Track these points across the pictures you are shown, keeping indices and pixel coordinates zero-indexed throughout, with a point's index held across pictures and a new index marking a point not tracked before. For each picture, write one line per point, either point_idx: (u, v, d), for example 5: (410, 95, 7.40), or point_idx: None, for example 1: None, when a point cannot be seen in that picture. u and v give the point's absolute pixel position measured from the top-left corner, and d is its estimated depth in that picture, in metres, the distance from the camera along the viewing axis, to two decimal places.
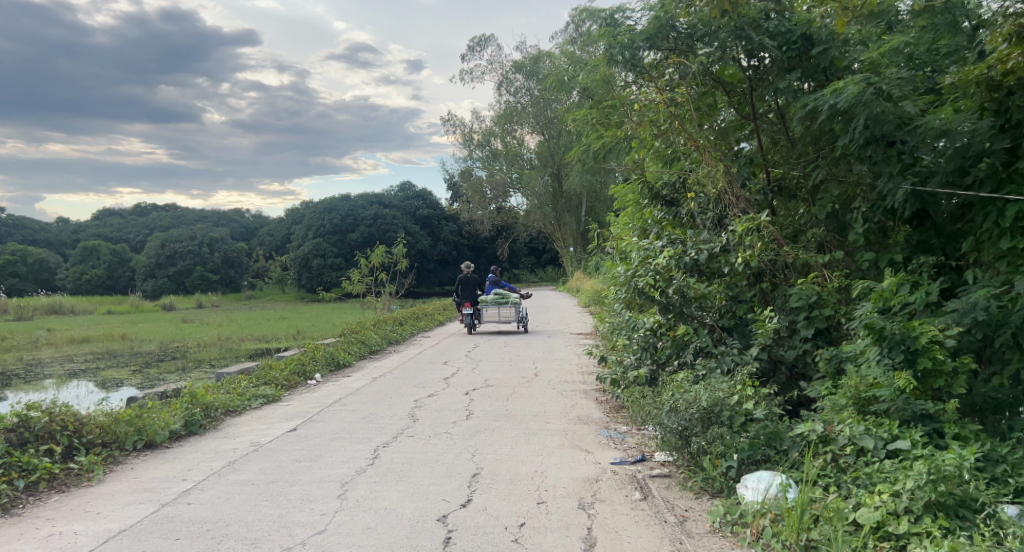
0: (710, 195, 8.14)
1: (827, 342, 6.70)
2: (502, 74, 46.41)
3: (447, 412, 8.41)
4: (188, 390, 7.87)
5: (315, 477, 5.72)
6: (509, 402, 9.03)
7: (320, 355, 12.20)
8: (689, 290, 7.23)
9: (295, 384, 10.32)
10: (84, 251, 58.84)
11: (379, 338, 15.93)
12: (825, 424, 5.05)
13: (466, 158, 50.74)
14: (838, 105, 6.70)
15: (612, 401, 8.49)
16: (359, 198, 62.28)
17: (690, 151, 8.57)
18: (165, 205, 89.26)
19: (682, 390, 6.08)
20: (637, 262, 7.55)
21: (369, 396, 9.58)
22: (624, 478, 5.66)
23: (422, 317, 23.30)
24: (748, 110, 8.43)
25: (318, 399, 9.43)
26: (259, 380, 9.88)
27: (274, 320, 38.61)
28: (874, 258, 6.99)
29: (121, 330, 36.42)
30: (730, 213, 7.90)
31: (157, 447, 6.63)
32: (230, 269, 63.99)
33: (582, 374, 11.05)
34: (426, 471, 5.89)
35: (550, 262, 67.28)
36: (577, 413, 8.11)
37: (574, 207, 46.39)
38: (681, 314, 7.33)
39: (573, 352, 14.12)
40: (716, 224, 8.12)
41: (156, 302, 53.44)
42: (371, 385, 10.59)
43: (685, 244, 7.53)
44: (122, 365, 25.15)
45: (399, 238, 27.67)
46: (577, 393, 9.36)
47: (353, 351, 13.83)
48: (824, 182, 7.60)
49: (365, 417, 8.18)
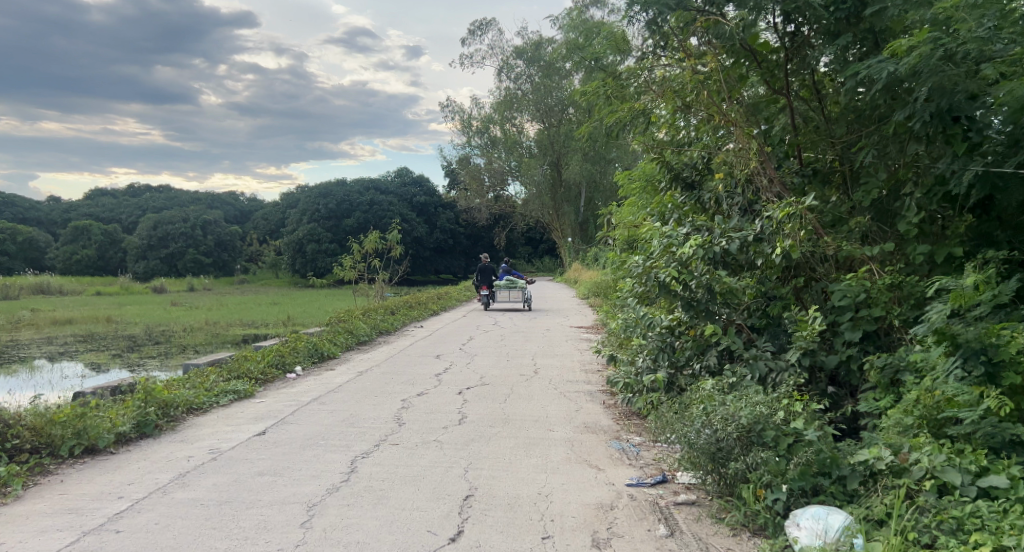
0: (741, 178, 7.17)
1: (876, 348, 5.83)
2: (502, 59, 45.21)
3: (436, 415, 7.52)
4: (144, 385, 6.96)
5: (276, 498, 4.81)
6: (507, 404, 8.15)
7: (301, 346, 11.32)
8: (716, 285, 6.29)
9: (271, 378, 9.47)
10: (75, 230, 57.65)
11: (368, 327, 15.04)
12: (893, 451, 4.18)
13: (464, 144, 49.61)
14: (899, 73, 5.71)
15: (622, 406, 7.64)
16: (355, 183, 61.24)
17: (718, 128, 7.69)
18: (158, 187, 88.09)
19: (712, 401, 5.17)
20: (660, 254, 6.63)
21: (352, 394, 8.66)
22: (644, 505, 4.80)
23: (415, 305, 22.42)
24: (781, 83, 7.44)
25: (294, 396, 8.54)
26: (231, 373, 9.01)
27: (266, 305, 37.65)
28: (929, 251, 6.05)
29: (109, 313, 35.38)
30: (764, 198, 6.92)
31: (99, 453, 5.75)
32: (224, 252, 62.88)
33: (586, 372, 10.20)
34: (411, 492, 4.99)
35: (547, 253, 66.29)
36: (582, 419, 7.26)
37: (573, 196, 45.52)
38: (706, 311, 6.42)
39: (574, 347, 13.27)
40: (744, 210, 7.17)
41: (147, 284, 52.41)
42: (355, 381, 9.70)
43: (713, 231, 6.59)
44: (104, 349, 24.17)
45: (393, 224, 26.74)
46: (581, 395, 8.50)
47: (339, 341, 12.96)
48: (870, 165, 6.69)
49: (345, 419, 7.28)
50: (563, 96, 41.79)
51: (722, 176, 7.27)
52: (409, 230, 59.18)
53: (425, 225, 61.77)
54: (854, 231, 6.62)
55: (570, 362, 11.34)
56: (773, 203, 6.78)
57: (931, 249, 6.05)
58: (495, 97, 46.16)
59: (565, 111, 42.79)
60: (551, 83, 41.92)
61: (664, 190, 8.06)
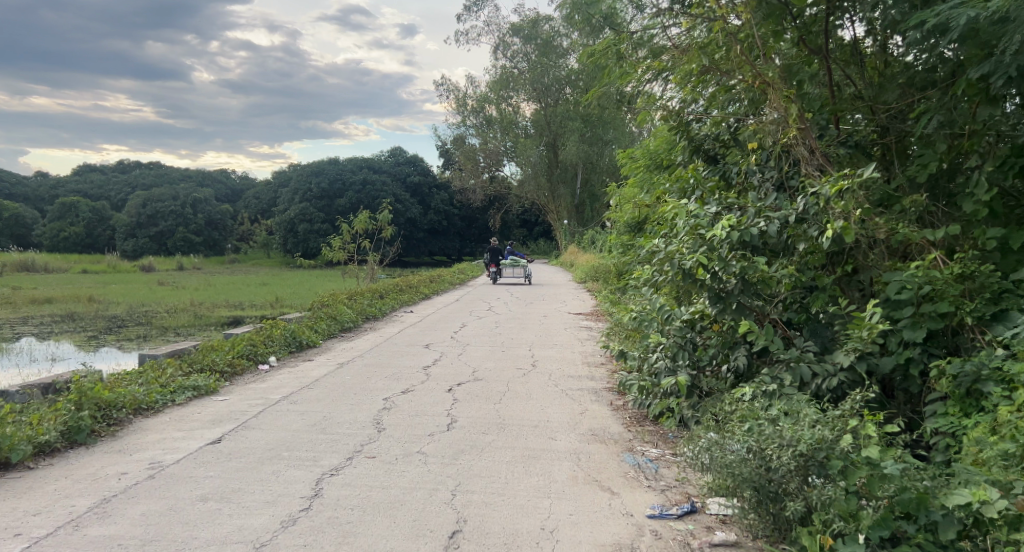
0: (775, 151, 6.08)
1: (940, 350, 4.88)
2: (499, 36, 43.74)
3: (421, 419, 6.59)
4: (80, 383, 6.00)
5: (215, 537, 3.87)
6: (502, 404, 7.23)
7: (277, 334, 10.38)
8: (751, 273, 5.29)
9: (240, 371, 8.55)
10: (61, 207, 56.29)
11: (353, 312, 14.05)
12: (1003, 494, 3.25)
13: (459, 124, 48.20)
14: (982, 19, 4.76)
15: (634, 411, 6.75)
16: (347, 162, 59.89)
17: (750, 93, 6.66)
18: (147, 164, 86.47)
19: (755, 418, 4.23)
20: (683, 238, 5.55)
21: (328, 391, 7.71)
22: (673, 548, 3.88)
23: (406, 288, 21.40)
24: (819, 41, 6.43)
25: (262, 393, 7.59)
26: (193, 367, 8.06)
27: (255, 286, 36.52)
28: (1004, 236, 5.10)
29: (92, 292, 34.08)
30: (804, 172, 5.82)
31: (12, 469, 4.80)
32: (214, 231, 61.42)
33: (590, 367, 9.31)
34: (384, 527, 4.06)
35: (543, 236, 65.09)
36: (589, 426, 6.37)
37: (569, 178, 44.32)
38: (737, 305, 5.45)
39: (574, 337, 12.36)
40: (776, 188, 6.13)
41: (135, 262, 51.17)
42: (334, 375, 8.74)
43: (745, 210, 5.60)
44: (82, 331, 23.06)
45: (384, 203, 25.59)
46: (587, 396, 7.60)
47: (321, 328, 12.00)
48: (929, 135, 5.69)
49: (316, 423, 6.34)
50: (561, 74, 40.49)
51: (757, 145, 6.18)
52: (402, 211, 57.93)
53: (419, 206, 60.54)
54: (909, 211, 5.54)
55: (570, 354, 10.42)
56: (814, 179, 5.73)
57: (1006, 233, 5.11)
58: (491, 76, 44.77)
59: (563, 90, 41.66)
60: (548, 61, 40.65)
61: (686, 165, 7.08)
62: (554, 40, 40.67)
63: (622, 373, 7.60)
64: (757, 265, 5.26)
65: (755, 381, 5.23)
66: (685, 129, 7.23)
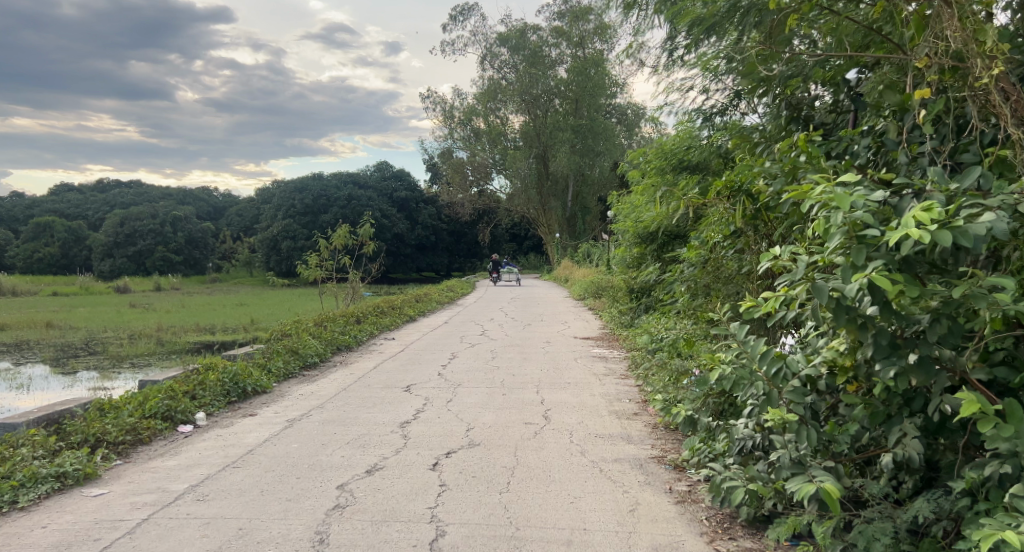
0: (934, 110, 3.83)
1: None
2: (485, 46, 41.89)
3: (393, 530, 4.29)
4: None
5: None
6: (512, 496, 4.93)
7: (211, 381, 8.03)
8: (963, 304, 2.99)
9: (146, 439, 6.21)
10: (35, 228, 53.55)
11: (320, 344, 11.71)
12: None
13: (446, 137, 45.71)
14: None
15: (715, 511, 4.47)
16: (332, 177, 57.64)
17: (889, 9, 4.34)
18: (128, 183, 83.66)
19: None
20: (831, 246, 3.13)
21: (259, 476, 5.34)
22: None
23: (388, 310, 19.05)
24: None
25: (161, 479, 5.26)
26: (69, 440, 5.70)
27: (231, 307, 33.99)
28: None
29: (52, 317, 31.21)
30: (1009, 130, 3.49)
31: None
32: (193, 249, 58.68)
33: (623, 421, 7.07)
34: None
35: (532, 250, 62.87)
36: (653, 540, 4.10)
37: (559, 191, 42.40)
38: (926, 358, 3.15)
39: (587, 370, 10.15)
40: (943, 163, 3.88)
41: (110, 283, 48.47)
42: (278, 441, 6.38)
43: (924, 192, 3.29)
44: (27, 361, 20.46)
45: (366, 217, 23.22)
46: (633, 478, 5.33)
47: (275, 366, 9.67)
48: None
49: (223, 546, 4.01)
50: (552, 85, 38.66)
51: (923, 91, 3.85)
52: (388, 226, 55.60)
53: (406, 221, 58.23)
54: None
55: (591, 398, 8.14)
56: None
57: None
58: (477, 87, 42.81)
59: (552, 101, 39.77)
60: (536, 72, 38.81)
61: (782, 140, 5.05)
62: (543, 50, 38.94)
63: (694, 446, 5.42)
64: (984, 292, 2.93)
65: (988, 506, 3.01)
66: (774, 87, 5.10)
